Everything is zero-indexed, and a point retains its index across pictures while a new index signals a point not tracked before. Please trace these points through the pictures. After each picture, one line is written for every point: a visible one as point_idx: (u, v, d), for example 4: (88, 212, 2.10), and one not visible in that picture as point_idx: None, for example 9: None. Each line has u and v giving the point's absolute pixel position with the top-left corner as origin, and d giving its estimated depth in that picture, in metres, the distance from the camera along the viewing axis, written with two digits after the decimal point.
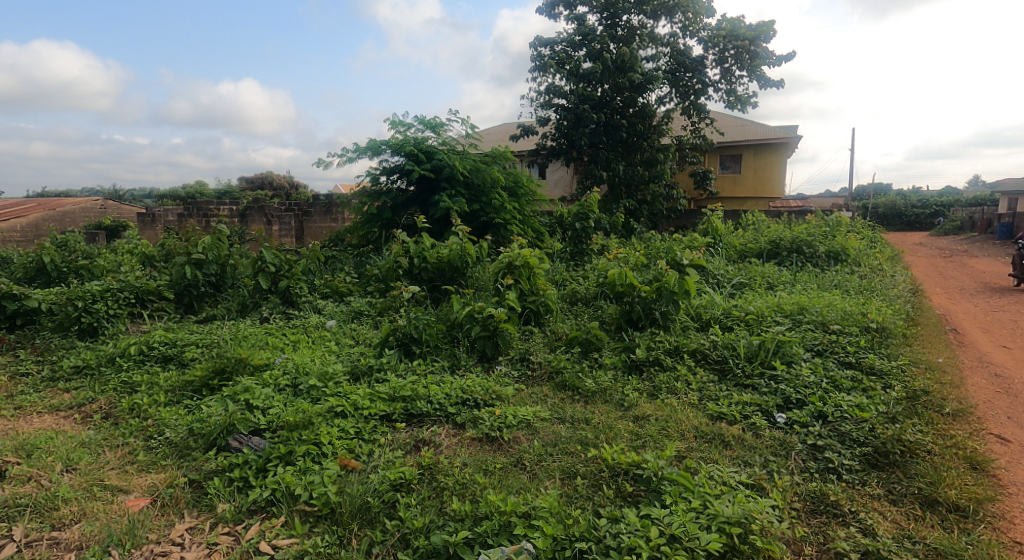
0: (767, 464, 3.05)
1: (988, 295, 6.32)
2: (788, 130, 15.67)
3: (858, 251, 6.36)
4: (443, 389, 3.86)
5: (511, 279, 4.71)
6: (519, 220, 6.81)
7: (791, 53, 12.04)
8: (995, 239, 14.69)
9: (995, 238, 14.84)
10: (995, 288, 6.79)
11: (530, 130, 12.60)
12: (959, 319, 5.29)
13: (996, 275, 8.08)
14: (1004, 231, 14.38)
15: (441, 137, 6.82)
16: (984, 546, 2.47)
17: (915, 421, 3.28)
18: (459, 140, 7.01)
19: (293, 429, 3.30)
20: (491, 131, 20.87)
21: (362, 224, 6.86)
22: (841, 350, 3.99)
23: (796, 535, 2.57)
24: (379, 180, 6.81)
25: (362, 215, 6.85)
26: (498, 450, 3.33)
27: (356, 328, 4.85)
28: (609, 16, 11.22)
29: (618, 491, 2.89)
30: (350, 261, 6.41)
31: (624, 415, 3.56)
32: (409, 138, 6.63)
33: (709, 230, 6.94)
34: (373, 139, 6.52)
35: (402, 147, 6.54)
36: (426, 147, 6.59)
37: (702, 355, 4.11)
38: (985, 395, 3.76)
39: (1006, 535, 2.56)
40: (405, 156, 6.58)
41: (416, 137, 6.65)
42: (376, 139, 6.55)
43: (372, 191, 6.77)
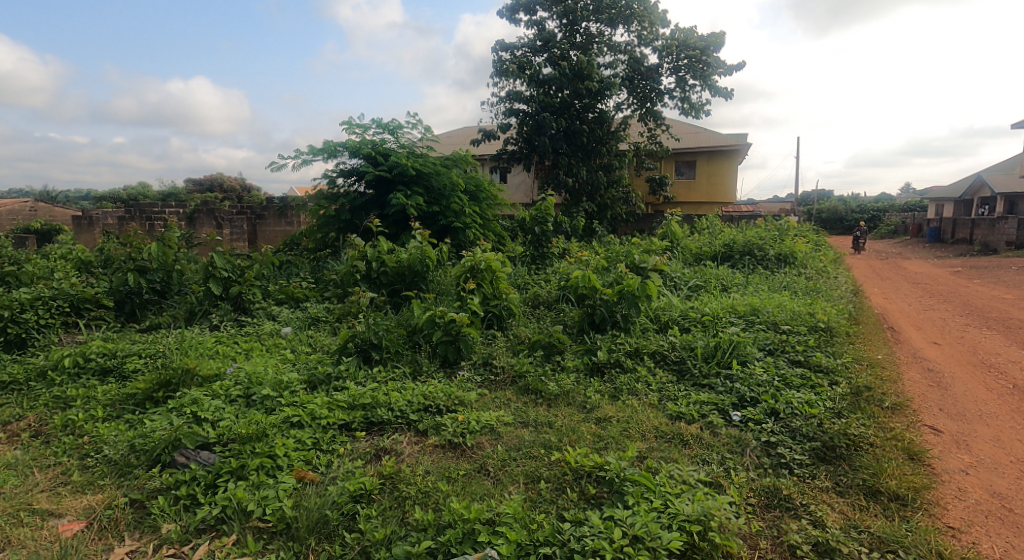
0: (724, 461, 3.15)
1: (921, 295, 6.78)
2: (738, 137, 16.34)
3: (805, 254, 6.71)
4: (405, 395, 3.79)
5: (473, 283, 4.66)
6: (480, 223, 6.80)
7: (742, 62, 12.51)
8: (924, 243, 15.83)
9: (925, 242, 16.00)
10: (925, 288, 7.29)
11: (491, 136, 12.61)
12: (895, 318, 5.64)
13: (928, 275, 8.69)
14: (933, 235, 15.57)
15: (400, 140, 6.74)
16: (922, 532, 2.62)
17: (859, 416, 3.47)
18: (419, 142, 6.94)
19: (246, 442, 3.16)
20: (451, 134, 20.80)
21: (318, 227, 6.73)
22: (792, 349, 4.18)
23: (752, 530, 2.66)
24: (336, 184, 6.68)
25: (319, 218, 6.71)
26: (461, 456, 3.30)
27: (313, 335, 4.70)
28: (568, 22, 11.46)
29: (582, 493, 2.91)
30: (307, 265, 6.26)
31: (586, 418, 3.60)
32: (366, 140, 6.53)
33: (666, 234, 7.13)
34: (330, 140, 6.38)
35: (360, 149, 6.43)
36: (384, 150, 6.51)
37: (661, 356, 4.21)
38: (920, 389, 4.01)
39: (941, 520, 2.73)
40: (363, 159, 6.49)
41: (374, 140, 6.55)
42: (332, 141, 6.41)
43: (328, 194, 6.62)
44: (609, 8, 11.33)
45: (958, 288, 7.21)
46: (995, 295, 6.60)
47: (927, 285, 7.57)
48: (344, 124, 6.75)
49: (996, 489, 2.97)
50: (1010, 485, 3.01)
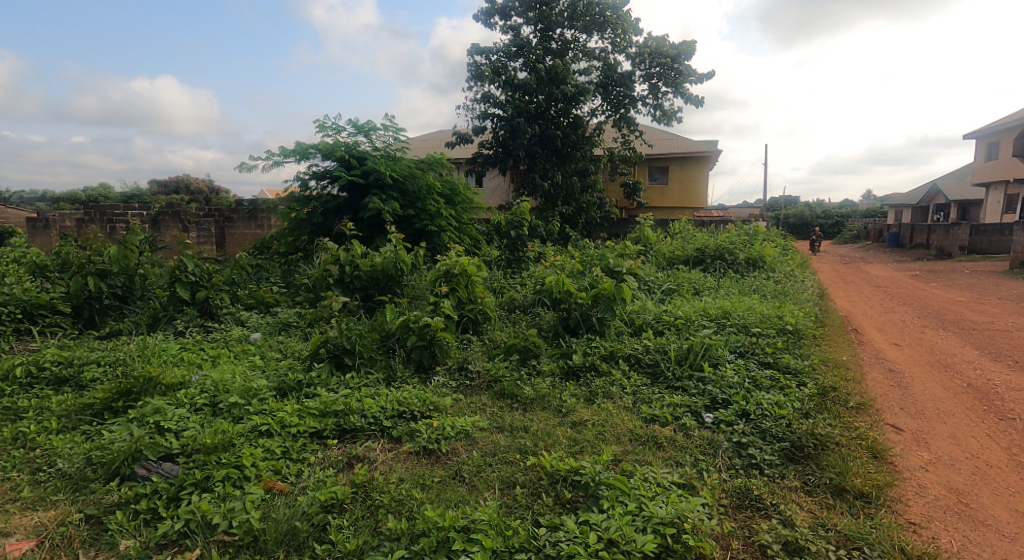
0: (697, 463, 3.19)
1: (883, 298, 7.04)
2: (709, 144, 16.77)
3: (774, 258, 6.90)
4: (378, 402, 3.73)
5: (447, 287, 4.63)
6: (455, 227, 6.78)
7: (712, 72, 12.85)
8: (886, 248, 16.47)
9: (886, 247, 16.65)
10: (887, 291, 7.57)
11: (467, 139, 12.59)
12: (859, 320, 5.84)
13: (889, 279, 9.01)
14: (894, 240, 16.23)
15: (374, 142, 6.68)
16: (886, 529, 2.69)
17: (825, 416, 3.56)
18: (394, 145, 6.88)
19: (211, 452, 3.05)
20: (426, 138, 20.76)
21: (290, 231, 6.62)
22: (761, 351, 4.27)
23: (724, 531, 2.69)
24: (308, 186, 6.56)
25: (290, 221, 6.59)
26: (436, 463, 3.25)
27: (284, 340, 4.60)
28: (544, 28, 11.61)
29: (557, 498, 2.90)
30: (278, 270, 6.16)
31: (562, 422, 3.60)
32: (340, 142, 6.45)
33: (640, 238, 7.25)
34: (302, 142, 6.29)
35: (332, 152, 6.32)
36: (358, 152, 6.44)
37: (636, 359, 4.25)
38: (882, 389, 4.15)
39: (903, 516, 2.82)
40: (336, 161, 6.39)
41: (347, 142, 6.48)
42: (304, 143, 6.32)
43: (300, 196, 6.51)
44: (584, 15, 11.53)
45: (917, 291, 7.51)
46: (950, 298, 6.91)
47: (889, 288, 7.87)
48: (318, 125, 6.64)
49: (953, 484, 3.09)
50: (967, 480, 3.13)
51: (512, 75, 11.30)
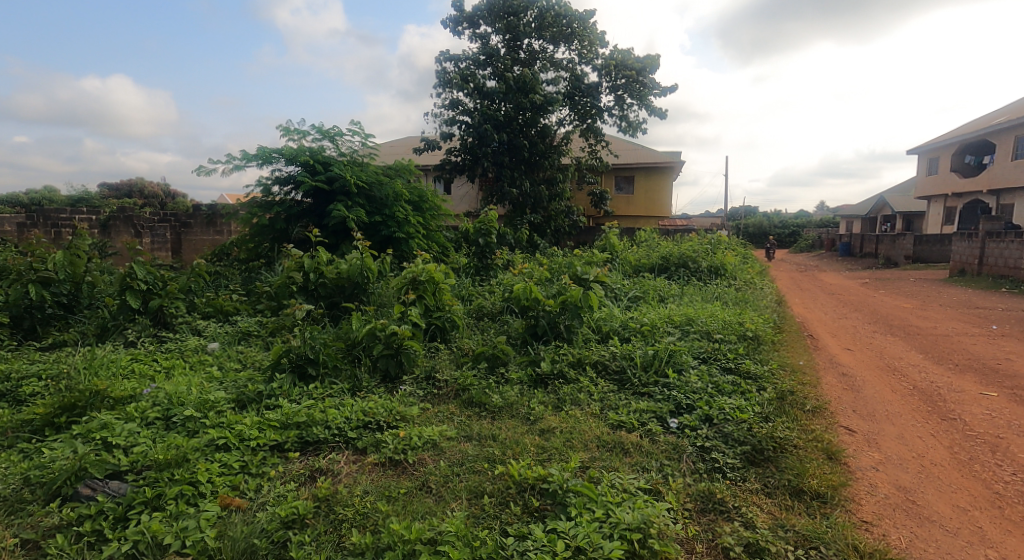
0: (662, 468, 3.23)
1: (836, 305, 7.35)
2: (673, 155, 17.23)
3: (734, 265, 7.12)
4: (343, 412, 3.64)
5: (414, 295, 4.58)
6: (423, 234, 6.73)
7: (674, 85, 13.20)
8: (838, 257, 17.24)
9: (839, 255, 17.44)
10: (839, 298, 7.92)
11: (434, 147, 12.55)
12: (814, 326, 6.08)
13: (840, 287, 9.42)
14: (845, 250, 17.01)
15: (339, 148, 6.57)
16: (841, 528, 2.79)
17: (784, 419, 3.68)
18: (360, 151, 6.78)
19: (163, 468, 2.91)
20: (392, 145, 20.61)
21: (251, 237, 6.43)
22: (723, 357, 4.39)
23: (689, 535, 2.73)
24: (271, 192, 6.42)
25: (251, 227, 6.40)
26: (402, 474, 3.19)
27: (243, 350, 4.45)
28: (512, 38, 11.72)
29: (525, 507, 2.88)
30: (237, 277, 5.98)
31: (530, 429, 3.60)
32: (304, 147, 6.32)
33: (607, 246, 7.38)
34: (264, 146, 6.14)
35: (297, 156, 6.18)
36: (323, 158, 6.32)
37: (603, 366, 4.30)
38: (835, 392, 4.32)
39: (857, 515, 2.92)
40: (300, 166, 6.26)
41: (312, 147, 6.36)
42: (267, 147, 6.17)
43: (262, 202, 6.34)
44: (551, 26, 11.70)
45: (867, 298, 7.88)
46: (897, 304, 7.27)
47: (841, 296, 8.23)
48: (282, 129, 6.49)
49: (902, 483, 3.22)
50: (914, 478, 3.28)
51: (481, 83, 11.35)
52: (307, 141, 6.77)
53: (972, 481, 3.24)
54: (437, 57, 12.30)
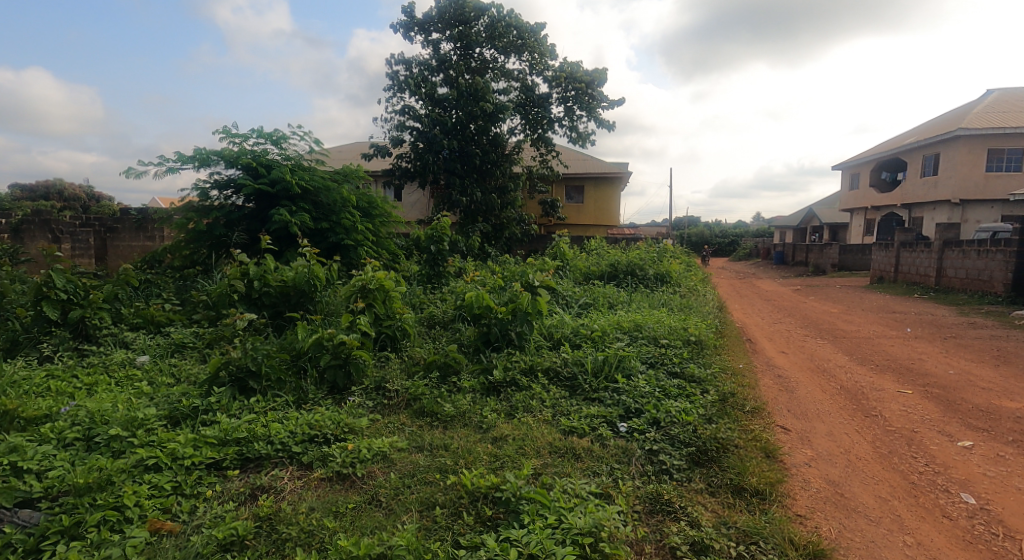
0: (612, 471, 3.29)
1: (772, 310, 7.77)
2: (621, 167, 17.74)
3: (679, 273, 7.39)
4: (287, 426, 3.48)
5: (363, 303, 4.45)
6: (372, 241, 6.60)
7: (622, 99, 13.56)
8: (773, 265, 18.27)
9: (774, 264, 18.48)
10: (775, 304, 8.36)
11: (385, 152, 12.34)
12: (753, 331, 6.39)
13: (775, 293, 9.95)
14: (779, 259, 18.09)
15: (284, 151, 6.35)
16: (777, 522, 2.92)
17: (726, 420, 3.83)
18: (306, 156, 6.58)
19: (84, 493, 2.68)
20: (338, 150, 20.15)
21: (187, 243, 6.11)
22: (669, 361, 4.54)
23: (638, 536, 2.79)
24: (209, 196, 6.12)
25: (187, 233, 6.08)
26: (351, 488, 3.09)
27: (177, 363, 4.19)
28: (463, 46, 11.74)
29: (478, 516, 2.84)
30: (170, 285, 5.67)
31: (483, 438, 3.57)
32: (246, 150, 6.08)
33: (558, 253, 7.50)
34: (202, 148, 5.86)
35: (237, 159, 5.98)
36: (266, 161, 6.09)
37: (555, 373, 4.34)
38: (772, 393, 4.55)
39: (792, 510, 3.08)
40: (241, 170, 6.02)
41: (254, 150, 6.12)
42: (205, 149, 5.89)
43: (199, 207, 6.05)
44: (502, 36, 11.78)
45: (799, 304, 8.36)
46: (826, 310, 7.77)
47: (777, 302, 8.69)
48: (222, 131, 6.24)
49: (831, 477, 3.42)
50: (841, 472, 3.49)
51: (433, 89, 11.33)
52: (250, 144, 6.52)
53: (892, 472, 3.48)
54: (388, 62, 12.16)
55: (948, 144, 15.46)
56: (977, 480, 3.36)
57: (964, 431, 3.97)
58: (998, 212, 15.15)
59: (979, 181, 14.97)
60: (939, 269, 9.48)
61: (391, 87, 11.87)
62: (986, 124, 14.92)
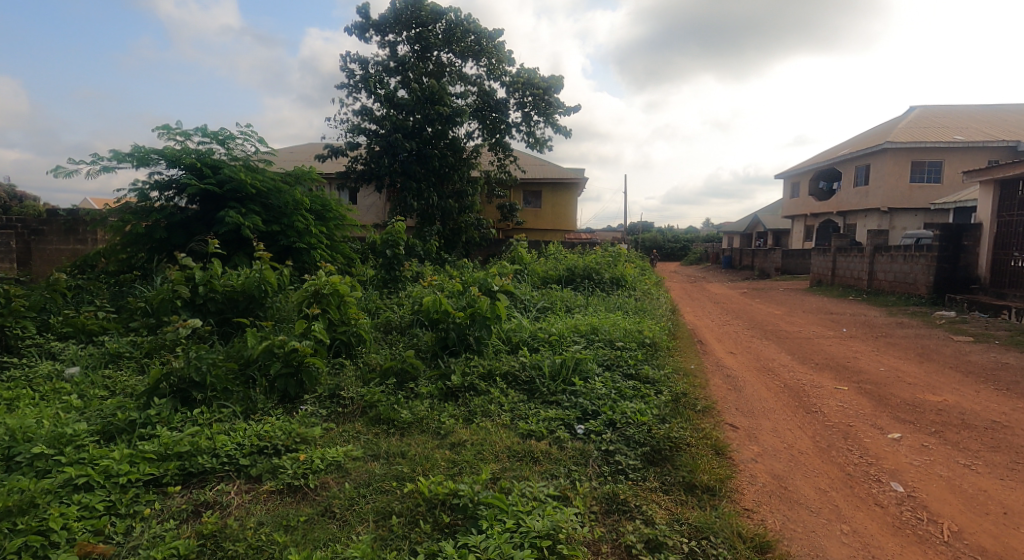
0: (570, 474, 3.32)
1: (721, 312, 8.07)
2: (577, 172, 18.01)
3: (633, 277, 7.56)
4: (234, 438, 3.33)
5: (317, 308, 4.32)
6: (326, 245, 6.44)
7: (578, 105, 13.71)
8: (722, 270, 19.03)
9: (723, 268, 19.24)
10: (724, 306, 8.69)
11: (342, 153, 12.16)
12: (704, 332, 6.62)
13: (725, 296, 10.35)
14: (728, 263, 18.86)
15: (231, 151, 6.10)
16: (727, 517, 3.01)
17: (678, 419, 3.93)
18: (254, 155, 6.34)
19: (2, 518, 2.45)
20: (291, 151, 19.63)
21: (123, 247, 5.79)
22: (625, 363, 4.63)
23: (595, 537, 2.81)
24: (149, 197, 5.81)
25: (123, 236, 5.75)
26: (303, 500, 2.98)
27: (111, 375, 3.94)
28: (422, 49, 11.65)
29: (436, 523, 2.78)
30: (105, 292, 5.35)
31: (440, 444, 3.53)
32: (189, 149, 5.81)
33: (516, 257, 7.54)
34: (140, 146, 5.55)
35: (180, 159, 5.69)
36: (212, 161, 5.84)
37: (513, 377, 4.35)
38: (721, 392, 4.73)
39: (740, 504, 3.18)
40: (184, 170, 5.74)
41: (198, 150, 5.85)
42: (143, 147, 5.59)
43: (136, 208, 5.74)
44: (460, 40, 11.75)
45: (746, 306, 8.72)
46: (770, 312, 8.13)
47: (725, 304, 9.03)
48: (163, 128, 5.94)
49: (776, 472, 3.58)
50: (785, 466, 3.66)
51: (392, 92, 11.17)
52: (194, 142, 6.23)
53: (831, 465, 3.68)
54: (346, 62, 11.97)
55: (877, 156, 16.51)
56: (905, 469, 3.59)
57: (894, 423, 4.25)
58: (921, 219, 16.25)
59: (905, 191, 16.10)
60: (871, 273, 10.10)
61: (350, 88, 11.67)
62: (910, 138, 16.02)
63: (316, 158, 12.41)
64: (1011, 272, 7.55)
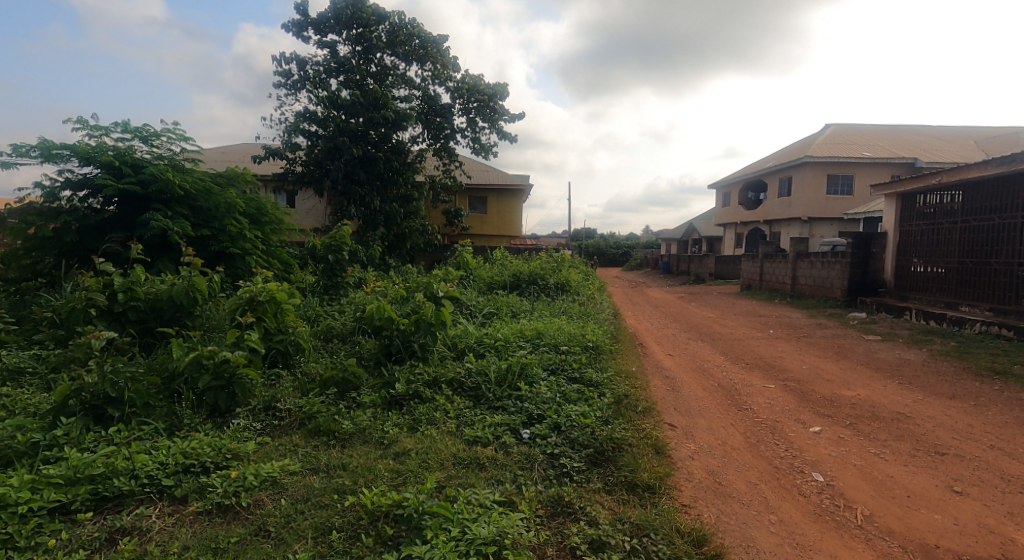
0: (516, 478, 3.32)
1: (659, 316, 8.38)
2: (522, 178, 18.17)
3: (577, 282, 7.71)
4: (156, 457, 3.10)
5: (252, 317, 4.11)
6: (261, 250, 6.16)
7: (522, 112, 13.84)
8: (661, 275, 19.79)
9: (662, 273, 19.99)
10: (661, 310, 9.03)
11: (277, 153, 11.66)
12: (644, 335, 6.84)
13: (664, 300, 10.76)
14: (666, 269, 19.62)
15: (153, 149, 5.73)
16: (666, 513, 3.10)
17: (620, 421, 4.03)
18: (180, 154, 5.97)
19: None
20: (221, 151, 18.65)
21: (27, 251, 5.31)
22: (569, 367, 4.70)
23: (540, 541, 2.82)
24: (57, 197, 5.37)
25: (27, 240, 5.28)
26: (233, 520, 2.81)
27: (13, 393, 3.60)
28: (363, 50, 11.38)
29: (379, 537, 2.70)
30: (5, 301, 4.90)
31: (383, 454, 3.44)
32: (106, 147, 5.41)
33: (462, 263, 7.50)
34: (47, 142, 5.12)
35: (94, 156, 5.30)
36: (132, 160, 5.46)
37: (459, 384, 4.31)
38: (661, 393, 4.90)
39: (679, 501, 3.29)
40: (99, 169, 5.33)
41: (116, 147, 5.46)
42: (52, 143, 5.16)
43: (42, 209, 5.29)
44: (403, 43, 11.55)
45: (683, 310, 9.09)
46: (705, 315, 8.51)
47: (664, 308, 9.38)
48: (77, 121, 5.50)
49: (712, 468, 3.73)
50: (719, 462, 3.82)
51: (334, 93, 10.85)
52: (113, 139, 5.80)
53: (760, 459, 3.89)
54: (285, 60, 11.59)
55: (798, 168, 17.69)
56: (825, 460, 3.85)
57: (814, 418, 4.55)
58: (836, 228, 17.49)
59: (822, 203, 17.34)
60: (794, 277, 10.79)
61: (289, 86, 11.30)
62: (826, 153, 17.29)
63: (251, 158, 11.72)
64: (912, 277, 8.28)
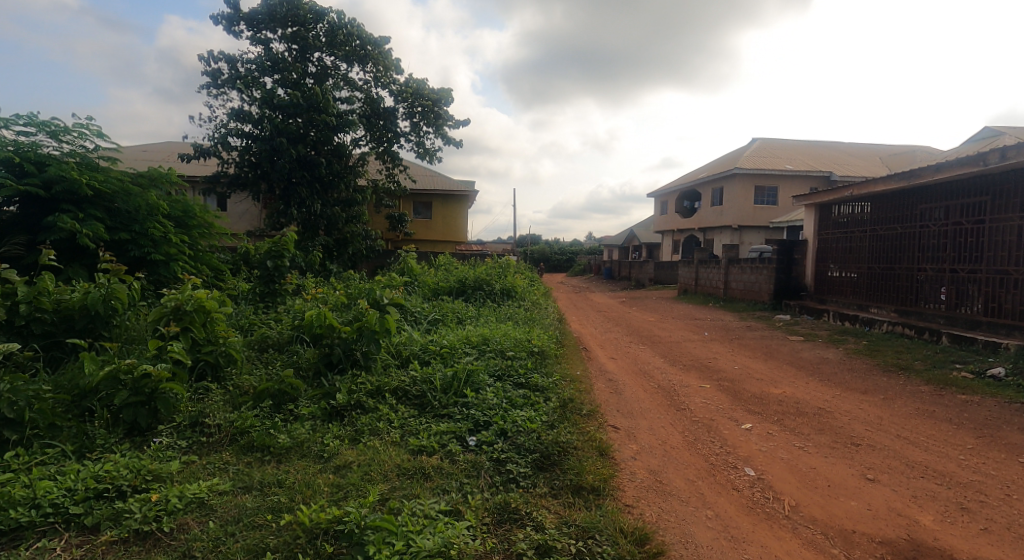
0: (461, 487, 3.27)
1: (602, 320, 8.58)
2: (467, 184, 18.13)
3: (523, 288, 7.75)
4: (64, 483, 2.84)
5: (177, 327, 3.86)
6: (189, 256, 5.82)
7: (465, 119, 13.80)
8: (604, 280, 20.31)
9: (604, 279, 20.50)
10: (603, 315, 9.25)
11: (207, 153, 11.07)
12: (588, 339, 6.98)
13: (607, 305, 11.03)
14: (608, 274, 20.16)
15: (64, 146, 5.29)
16: (610, 514, 3.14)
17: (565, 425, 4.07)
18: (95, 152, 5.55)
19: None
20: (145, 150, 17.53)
21: None
22: (515, 373, 4.71)
23: (486, 548, 2.78)
24: None
25: None
26: (153, 547, 2.60)
27: None
28: (300, 49, 11.00)
29: (317, 555, 2.57)
30: None
31: (323, 468, 3.30)
32: (7, 142, 4.95)
33: (407, 269, 7.35)
34: None
35: None
36: (38, 157, 5.02)
37: (403, 392, 4.22)
38: (604, 396, 4.99)
39: (622, 501, 3.34)
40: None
41: (19, 143, 5.01)
42: None
43: None
44: (343, 44, 11.23)
45: (625, 314, 9.34)
46: (645, 319, 8.77)
47: (607, 312, 9.61)
48: None
49: (652, 467, 3.83)
50: (659, 462, 3.93)
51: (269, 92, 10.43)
52: (17, 132, 5.31)
53: (696, 457, 4.03)
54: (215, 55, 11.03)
55: (727, 179, 18.64)
56: (756, 455, 4.03)
57: (746, 415, 4.77)
58: (763, 235, 18.52)
59: (751, 212, 18.33)
60: (726, 282, 11.33)
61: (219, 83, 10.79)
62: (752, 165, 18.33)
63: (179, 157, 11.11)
64: (829, 281, 8.88)
